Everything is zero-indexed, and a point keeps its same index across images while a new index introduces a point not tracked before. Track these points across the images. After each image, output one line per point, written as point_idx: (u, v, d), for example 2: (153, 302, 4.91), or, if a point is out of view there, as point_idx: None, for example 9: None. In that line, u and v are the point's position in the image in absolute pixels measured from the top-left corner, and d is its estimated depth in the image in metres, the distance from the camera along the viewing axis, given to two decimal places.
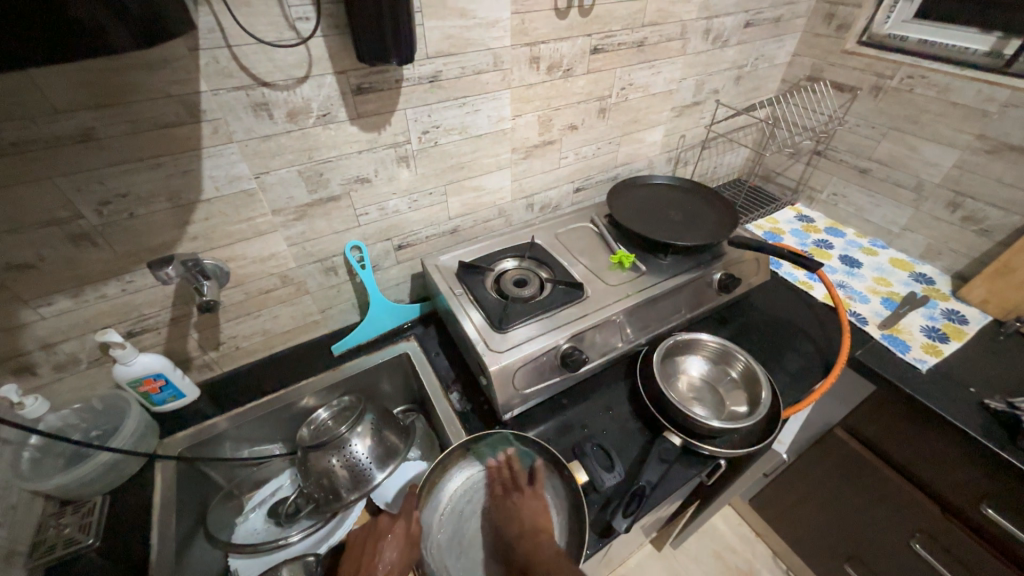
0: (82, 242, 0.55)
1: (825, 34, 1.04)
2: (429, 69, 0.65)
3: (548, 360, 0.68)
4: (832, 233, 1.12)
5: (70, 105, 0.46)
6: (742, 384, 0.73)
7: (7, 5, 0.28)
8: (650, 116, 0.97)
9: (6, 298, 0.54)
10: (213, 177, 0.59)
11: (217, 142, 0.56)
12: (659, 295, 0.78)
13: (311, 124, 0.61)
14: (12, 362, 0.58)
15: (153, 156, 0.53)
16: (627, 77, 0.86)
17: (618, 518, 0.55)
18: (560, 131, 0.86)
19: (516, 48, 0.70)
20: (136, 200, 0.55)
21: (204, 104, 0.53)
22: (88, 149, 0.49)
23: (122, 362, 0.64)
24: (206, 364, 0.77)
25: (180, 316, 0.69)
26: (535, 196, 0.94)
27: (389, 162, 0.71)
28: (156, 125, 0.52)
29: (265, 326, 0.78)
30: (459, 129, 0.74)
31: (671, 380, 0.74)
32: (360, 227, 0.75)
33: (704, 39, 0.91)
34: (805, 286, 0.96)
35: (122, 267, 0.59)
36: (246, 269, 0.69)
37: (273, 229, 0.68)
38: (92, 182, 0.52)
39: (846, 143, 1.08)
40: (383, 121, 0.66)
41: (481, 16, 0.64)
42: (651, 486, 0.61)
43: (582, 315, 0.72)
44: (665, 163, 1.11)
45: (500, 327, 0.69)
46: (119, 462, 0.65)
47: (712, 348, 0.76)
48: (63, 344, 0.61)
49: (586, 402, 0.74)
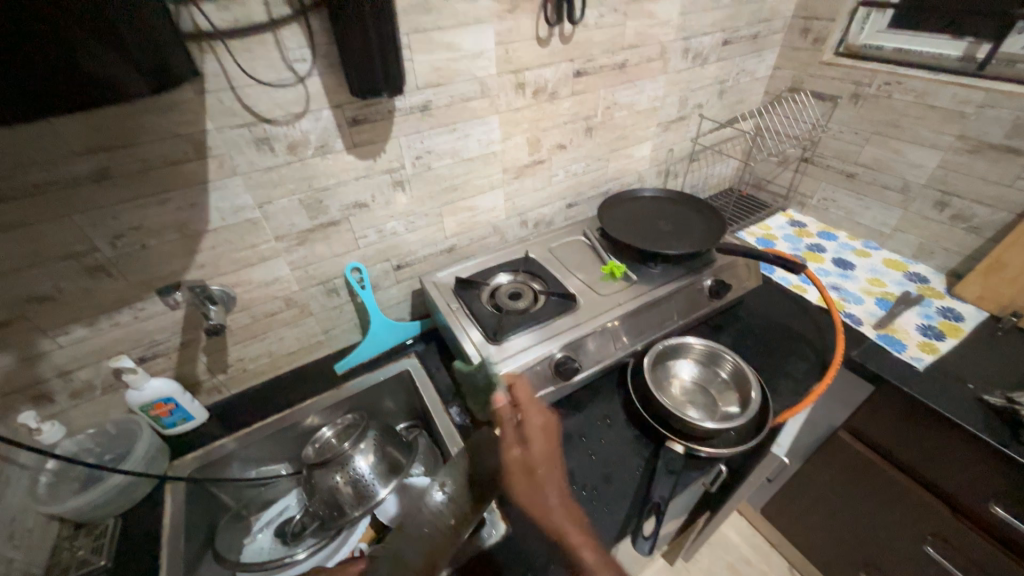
0: (98, 273, 0.58)
1: (802, 47, 1.07)
2: (420, 99, 0.69)
3: (542, 369, 0.69)
4: (824, 237, 1.13)
5: (88, 148, 0.51)
6: (734, 387, 0.73)
7: (33, 61, 0.32)
8: (637, 132, 1.00)
9: (27, 328, 0.58)
10: (220, 209, 0.63)
11: (222, 175, 0.60)
12: (650, 303, 0.79)
13: (310, 155, 0.65)
14: (33, 390, 0.62)
15: (163, 191, 0.57)
16: (611, 97, 0.90)
17: (641, 544, 0.59)
18: (550, 150, 0.90)
19: (502, 76, 0.74)
20: (147, 233, 0.59)
21: (210, 141, 0.57)
22: (104, 187, 0.54)
23: (134, 388, 0.67)
24: (215, 386, 0.79)
25: (190, 340, 0.72)
26: (528, 214, 0.97)
27: (385, 187, 0.74)
28: (165, 163, 0.56)
29: (271, 348, 0.81)
30: (451, 153, 0.78)
31: (664, 385, 0.75)
32: (360, 249, 0.79)
33: (684, 57, 0.94)
34: (799, 290, 0.97)
35: (136, 296, 0.63)
36: (252, 293, 0.72)
37: (276, 255, 0.71)
38: (107, 218, 0.56)
39: (831, 149, 1.10)
40: (378, 149, 0.70)
41: (467, 49, 0.68)
42: (665, 502, 0.61)
43: (575, 325, 0.74)
44: (655, 176, 1.13)
45: (494, 339, 0.71)
46: (130, 484, 0.66)
47: (699, 350, 0.77)
48: (79, 370, 0.64)
49: (584, 411, 0.75)
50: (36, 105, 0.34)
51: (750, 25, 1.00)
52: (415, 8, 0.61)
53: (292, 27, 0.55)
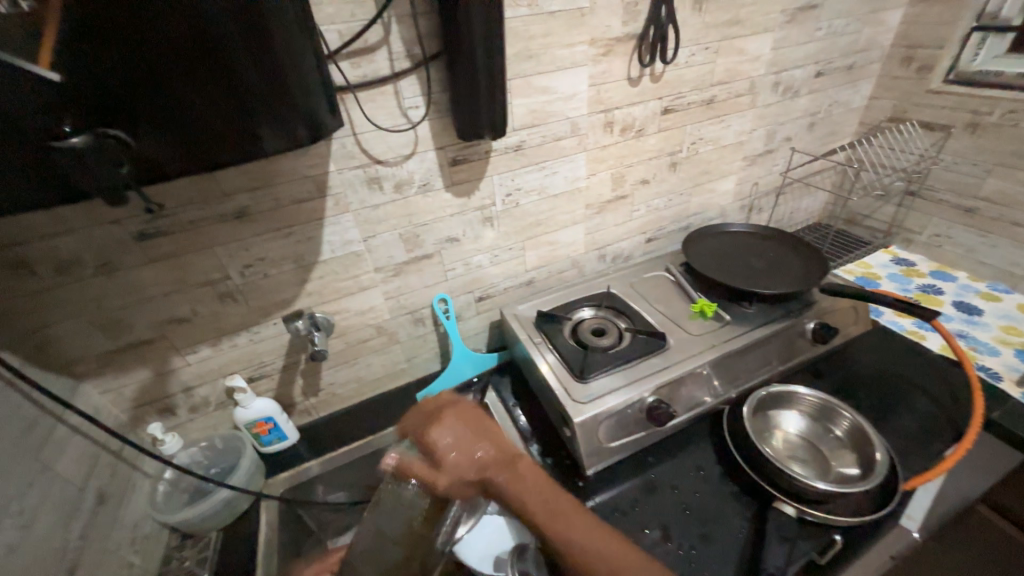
0: (226, 299, 0.64)
1: (904, 76, 1.00)
2: (515, 139, 0.72)
3: (632, 412, 0.66)
4: (940, 277, 1.01)
5: (234, 189, 0.57)
6: (850, 446, 0.65)
7: (213, 119, 0.37)
8: (722, 166, 0.98)
9: (164, 347, 0.64)
10: (331, 242, 0.67)
11: (337, 213, 0.65)
12: (746, 345, 0.74)
13: (412, 193, 0.69)
14: (162, 402, 0.69)
15: (288, 226, 0.63)
16: (697, 133, 0.89)
17: None
18: (633, 185, 0.89)
19: (592, 115, 0.76)
20: (270, 263, 0.65)
21: (330, 182, 0.63)
22: (241, 223, 0.60)
23: (243, 406, 0.72)
24: (307, 408, 0.83)
25: (291, 363, 0.76)
26: (607, 248, 0.97)
27: (475, 223, 0.77)
28: (292, 201, 0.61)
29: (359, 374, 0.84)
30: (539, 190, 0.79)
31: (765, 437, 0.69)
32: (447, 281, 0.81)
33: (774, 91, 0.92)
34: (915, 336, 0.87)
35: (254, 321, 0.68)
36: (349, 321, 0.76)
37: (374, 285, 0.75)
38: (240, 250, 0.62)
39: (944, 182, 1.00)
40: (473, 187, 0.73)
41: (562, 91, 0.71)
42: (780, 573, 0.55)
43: (665, 366, 0.70)
44: (738, 211, 1.09)
45: (580, 377, 0.69)
46: (234, 499, 0.70)
47: (809, 403, 0.70)
48: (199, 387, 0.70)
49: (673, 460, 0.70)
50: (204, 148, 0.38)
51: (845, 56, 0.96)
52: (519, 56, 0.64)
53: (410, 77, 0.60)
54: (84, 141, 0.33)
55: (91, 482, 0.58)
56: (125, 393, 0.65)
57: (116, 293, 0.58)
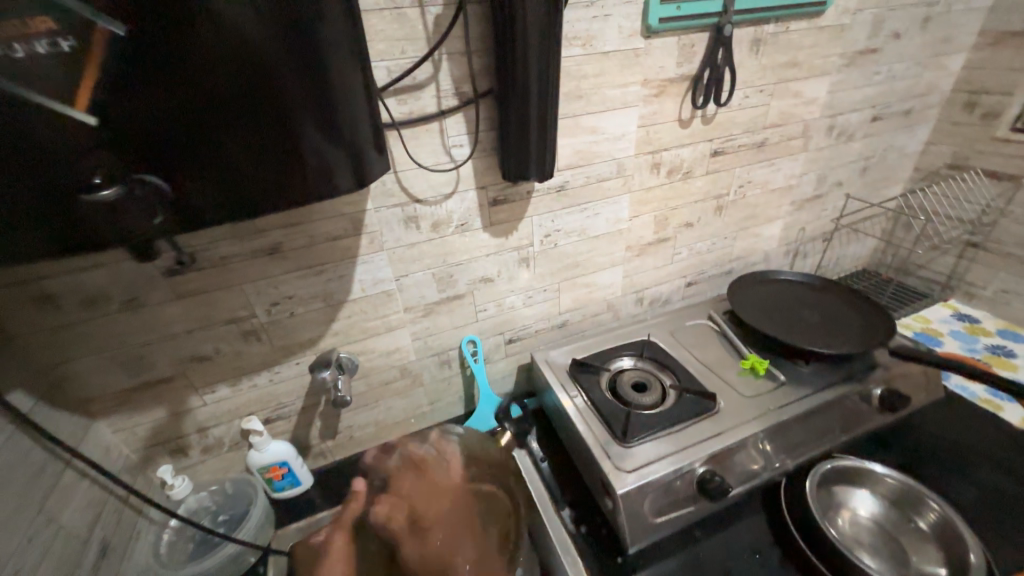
0: (250, 337, 0.61)
1: (966, 122, 0.95)
2: (558, 180, 0.68)
3: (681, 484, 0.60)
4: (1009, 337, 0.93)
5: (269, 225, 0.54)
6: (937, 540, 0.57)
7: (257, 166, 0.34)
8: (769, 211, 0.93)
9: (183, 385, 0.61)
10: (362, 281, 0.64)
11: (370, 251, 0.62)
12: (807, 411, 0.67)
13: (449, 233, 0.66)
14: (175, 442, 0.65)
15: (319, 263, 0.60)
16: (745, 176, 0.84)
17: None
18: (675, 229, 0.85)
19: (639, 157, 0.72)
20: (298, 301, 0.61)
21: (367, 220, 0.60)
22: (273, 259, 0.57)
23: (257, 449, 0.67)
24: (322, 451, 0.78)
25: (310, 404, 0.72)
26: (645, 291, 0.91)
27: (511, 264, 0.73)
28: (327, 239, 0.59)
29: (379, 416, 0.79)
30: (579, 231, 0.75)
31: (832, 516, 0.61)
32: (477, 322, 0.77)
33: (828, 135, 0.87)
34: (991, 405, 0.79)
35: (275, 360, 0.65)
36: (373, 361, 0.72)
37: (402, 325, 0.71)
38: (270, 287, 0.59)
39: (1011, 235, 0.93)
40: (511, 228, 0.70)
41: (610, 132, 0.67)
42: None
43: (717, 432, 0.64)
44: (784, 256, 1.03)
45: (622, 439, 0.63)
46: (241, 554, 0.65)
47: (889, 485, 0.63)
48: (214, 427, 0.66)
49: (723, 536, 0.62)
50: (248, 194, 0.35)
51: (902, 101, 0.92)
52: (569, 96, 0.62)
53: (456, 116, 0.57)
54: (111, 192, 0.30)
55: (96, 532, 0.54)
56: (138, 432, 0.62)
57: (139, 329, 0.55)
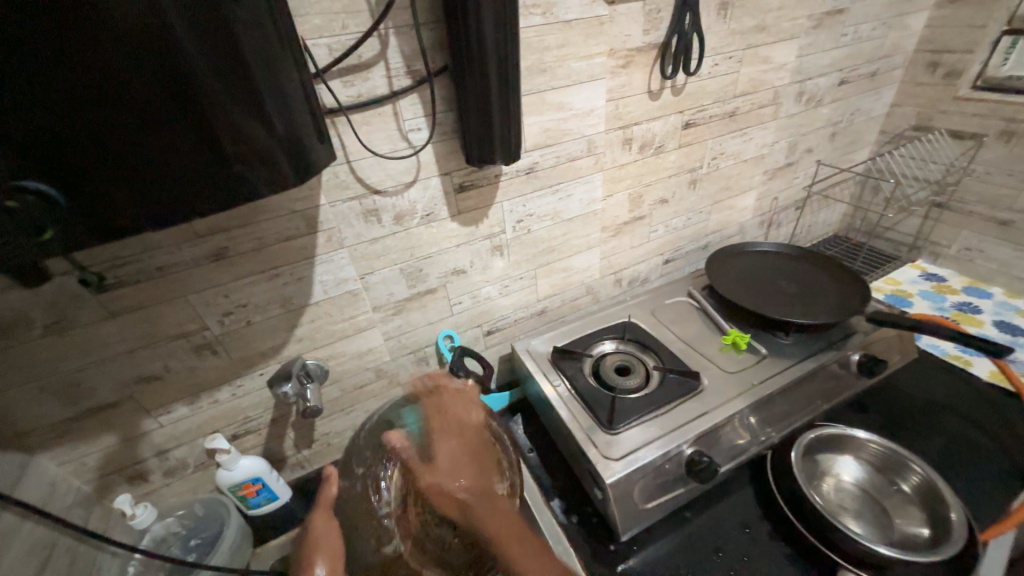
0: (204, 352, 0.56)
1: (929, 83, 0.95)
2: (527, 161, 0.64)
3: (670, 467, 0.59)
4: (974, 293, 0.95)
5: (211, 228, 0.49)
6: (918, 501, 0.58)
7: (172, 160, 0.30)
8: (743, 182, 0.91)
9: (132, 409, 0.56)
10: (323, 281, 0.59)
11: (329, 249, 0.57)
12: (789, 382, 0.67)
13: (415, 224, 0.61)
14: (132, 469, 0.60)
15: (273, 267, 0.55)
16: (718, 147, 0.82)
17: None
18: (651, 206, 0.83)
19: (610, 132, 0.69)
20: (253, 309, 0.57)
21: (322, 216, 0.55)
22: (220, 265, 0.52)
23: (226, 468, 0.63)
24: (299, 461, 0.75)
25: (280, 415, 0.68)
26: (623, 272, 0.90)
27: (484, 253, 0.70)
28: (278, 240, 0.54)
29: (357, 421, 0.76)
30: (552, 215, 0.72)
31: (818, 484, 0.62)
32: (453, 316, 0.74)
33: (798, 101, 0.86)
34: (961, 361, 0.81)
35: (235, 374, 0.60)
36: (344, 365, 0.68)
37: (373, 325, 0.67)
38: (219, 296, 0.54)
39: (974, 193, 0.95)
40: (481, 215, 0.66)
41: (578, 107, 0.64)
42: None
43: (702, 410, 0.63)
44: (758, 226, 1.03)
45: (608, 426, 0.61)
46: None
47: (871, 451, 0.64)
48: (175, 449, 0.62)
49: (713, 512, 0.62)
50: (162, 192, 0.31)
51: (869, 63, 0.91)
52: (532, 70, 0.57)
53: (411, 97, 0.52)
54: None
55: None
56: (87, 462, 0.57)
57: (71, 353, 0.49)
